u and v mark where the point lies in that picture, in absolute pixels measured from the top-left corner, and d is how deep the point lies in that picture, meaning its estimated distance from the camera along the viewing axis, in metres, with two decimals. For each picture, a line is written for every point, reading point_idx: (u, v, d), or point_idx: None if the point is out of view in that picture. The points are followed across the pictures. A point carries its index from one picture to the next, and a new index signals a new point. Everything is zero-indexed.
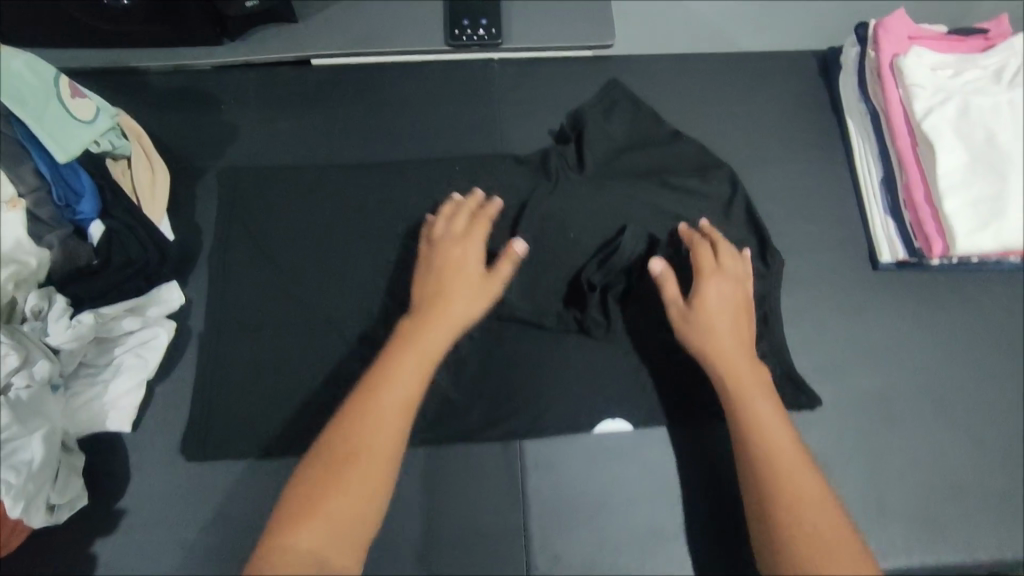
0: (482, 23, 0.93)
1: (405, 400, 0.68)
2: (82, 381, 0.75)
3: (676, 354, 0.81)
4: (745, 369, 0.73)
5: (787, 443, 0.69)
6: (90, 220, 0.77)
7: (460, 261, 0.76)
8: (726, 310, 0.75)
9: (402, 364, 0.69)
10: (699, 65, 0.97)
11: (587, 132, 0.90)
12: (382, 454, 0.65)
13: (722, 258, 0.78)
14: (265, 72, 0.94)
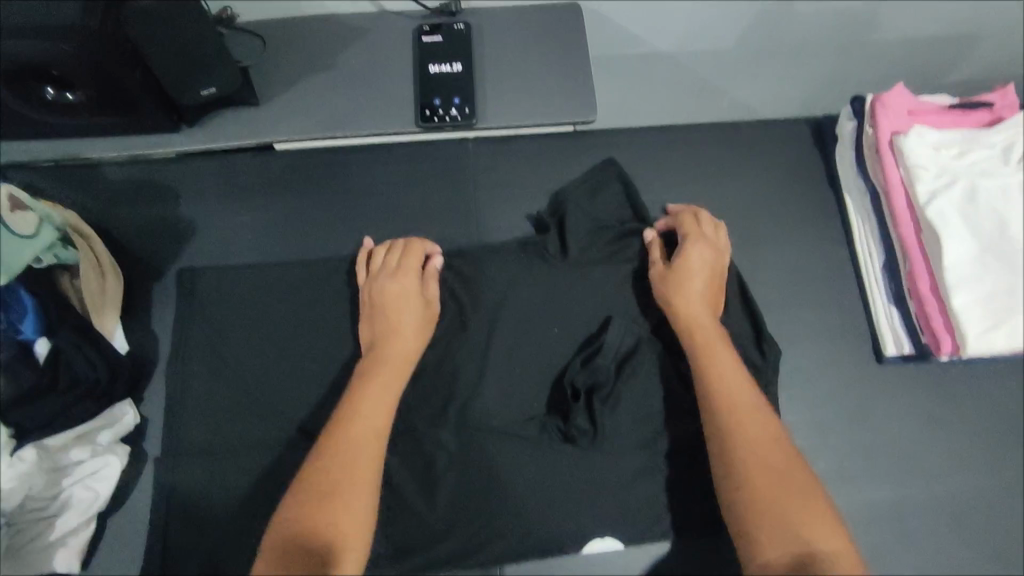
0: (455, 102, 0.87)
1: (378, 429, 0.69)
2: (26, 519, 0.69)
3: (665, 464, 0.76)
4: (709, 330, 0.75)
5: (745, 406, 0.69)
6: (34, 338, 0.71)
7: (401, 294, 0.78)
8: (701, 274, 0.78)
9: (370, 393, 0.71)
10: (686, 137, 0.92)
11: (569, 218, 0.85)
12: (365, 484, 0.65)
13: (689, 228, 0.81)
14: (226, 159, 0.89)
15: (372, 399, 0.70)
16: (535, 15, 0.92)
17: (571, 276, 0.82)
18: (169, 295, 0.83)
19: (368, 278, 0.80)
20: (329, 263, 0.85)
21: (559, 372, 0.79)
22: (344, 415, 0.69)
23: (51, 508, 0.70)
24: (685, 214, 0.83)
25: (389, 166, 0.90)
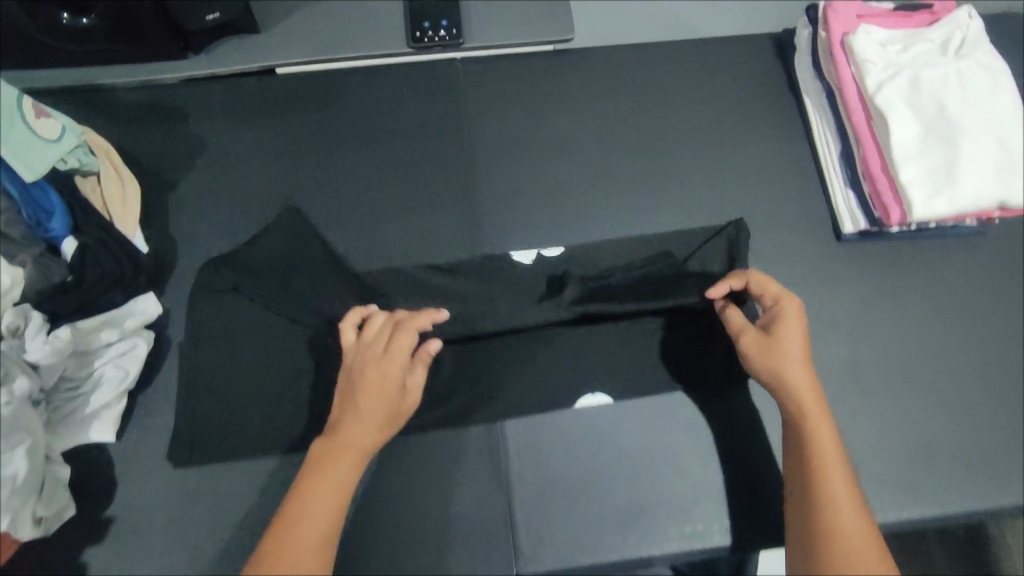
0: (443, 24, 0.95)
1: (325, 534, 0.64)
2: (64, 396, 0.75)
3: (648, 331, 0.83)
4: (811, 404, 0.69)
5: (835, 470, 0.66)
6: (62, 236, 0.77)
7: (377, 381, 0.70)
8: (801, 346, 0.72)
9: (321, 491, 0.65)
10: (660, 53, 0.99)
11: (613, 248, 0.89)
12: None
13: (771, 286, 0.76)
14: (231, 82, 0.95)
15: (326, 496, 0.65)
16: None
17: (556, 177, 0.92)
18: (183, 205, 0.89)
19: (355, 357, 0.73)
20: (332, 173, 0.92)
21: (561, 304, 0.82)
22: (292, 515, 0.64)
23: (86, 385, 0.76)
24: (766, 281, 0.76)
25: (384, 85, 0.96)
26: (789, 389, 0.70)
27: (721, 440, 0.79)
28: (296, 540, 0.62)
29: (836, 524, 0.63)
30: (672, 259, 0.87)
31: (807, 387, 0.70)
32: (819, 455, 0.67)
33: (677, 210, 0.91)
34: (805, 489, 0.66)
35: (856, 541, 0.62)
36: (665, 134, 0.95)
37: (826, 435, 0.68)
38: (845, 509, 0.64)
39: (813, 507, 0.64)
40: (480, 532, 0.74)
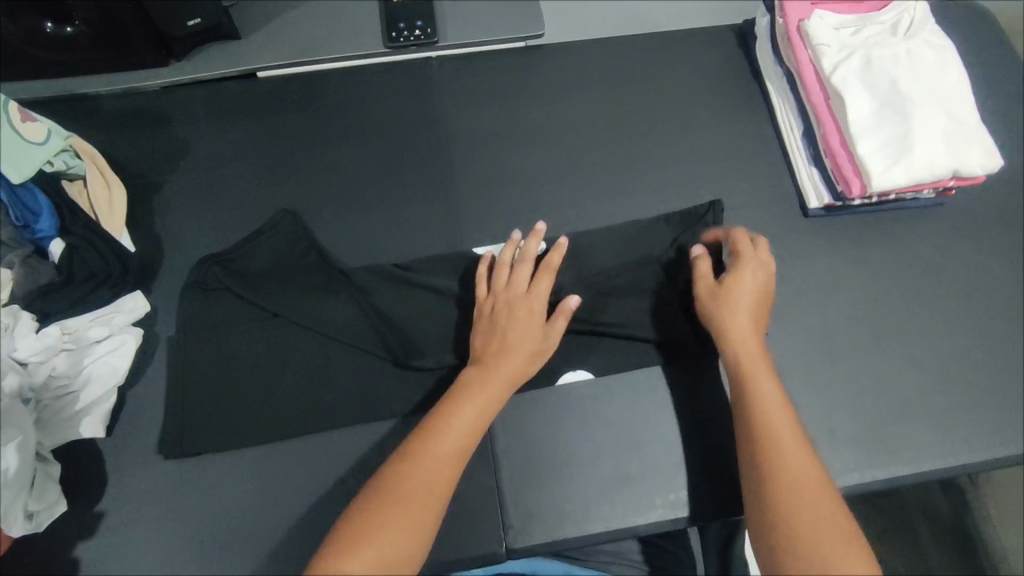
0: (418, 24, 1.00)
1: (459, 446, 0.68)
2: (53, 392, 0.75)
3: (627, 304, 0.85)
4: (756, 355, 0.73)
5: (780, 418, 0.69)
6: (49, 237, 0.79)
7: (526, 315, 0.76)
8: (750, 299, 0.77)
9: (468, 403, 0.70)
10: (628, 46, 1.03)
11: (602, 241, 0.89)
12: (436, 494, 0.65)
13: (744, 242, 0.81)
14: (213, 87, 0.98)
15: (471, 410, 0.70)
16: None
17: (534, 164, 0.95)
18: (169, 205, 0.91)
19: (503, 292, 0.78)
20: (313, 169, 0.94)
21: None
22: (438, 420, 0.69)
23: (75, 382, 0.77)
24: (739, 236, 0.81)
25: (363, 85, 0.99)
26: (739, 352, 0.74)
27: (702, 411, 0.82)
28: (437, 445, 0.67)
29: (786, 483, 0.65)
30: (646, 239, 0.90)
31: (753, 346, 0.74)
32: (768, 419, 0.69)
33: (652, 191, 0.93)
34: (756, 454, 0.67)
35: (809, 496, 0.64)
36: (637, 120, 0.98)
37: (774, 397, 0.70)
38: (795, 468, 0.66)
39: (763, 470, 0.66)
40: (469, 508, 0.76)
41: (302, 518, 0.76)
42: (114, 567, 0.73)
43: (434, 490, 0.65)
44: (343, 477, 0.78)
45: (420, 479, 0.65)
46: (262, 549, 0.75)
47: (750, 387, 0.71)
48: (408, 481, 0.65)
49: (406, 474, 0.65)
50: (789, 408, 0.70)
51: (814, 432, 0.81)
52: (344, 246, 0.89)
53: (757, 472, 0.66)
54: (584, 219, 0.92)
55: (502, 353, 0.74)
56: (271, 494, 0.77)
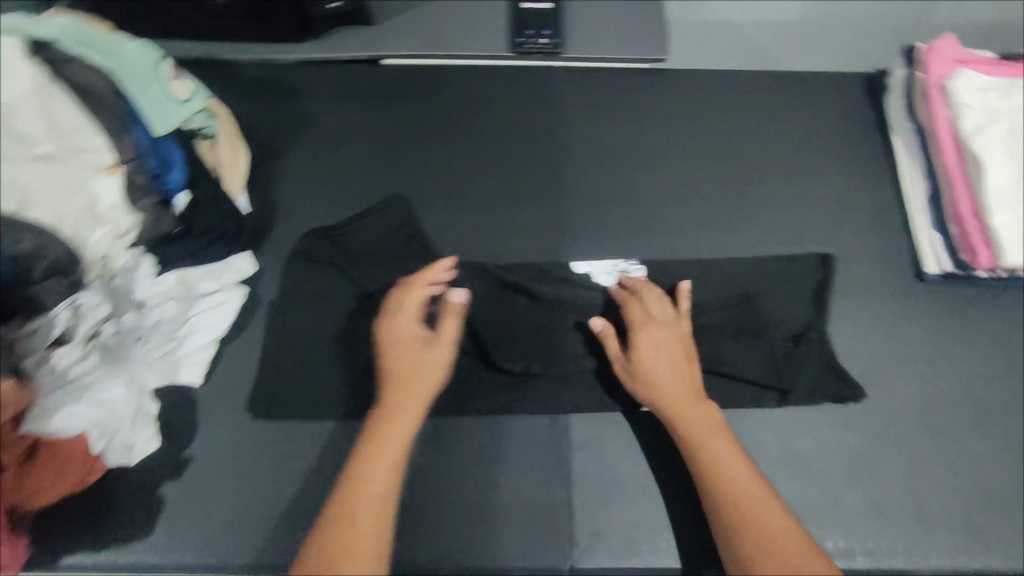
0: (545, 33, 1.01)
1: (381, 491, 0.66)
2: (160, 337, 0.80)
3: (725, 340, 0.83)
4: (695, 418, 0.72)
5: (736, 472, 0.69)
6: (177, 189, 0.82)
7: (399, 335, 0.75)
8: (668, 364, 0.75)
9: (379, 454, 0.68)
10: (752, 81, 1.02)
11: (703, 273, 0.88)
12: (370, 542, 0.62)
13: (624, 297, 0.82)
14: (341, 67, 1.01)
15: (384, 454, 0.68)
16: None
17: (641, 185, 0.94)
18: (287, 175, 0.95)
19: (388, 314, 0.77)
20: (426, 159, 0.96)
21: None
22: (353, 473, 0.67)
23: (181, 330, 0.81)
24: (624, 295, 0.82)
25: (485, 85, 1.01)
26: (688, 427, 0.72)
27: (786, 462, 0.79)
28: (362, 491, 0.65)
29: (758, 535, 0.65)
30: (747, 278, 0.88)
31: (693, 418, 0.72)
32: (725, 481, 0.69)
33: (760, 231, 0.91)
34: (725, 526, 0.67)
35: (790, 554, 0.63)
36: (751, 157, 0.96)
37: (729, 459, 0.70)
38: (766, 527, 0.65)
39: (737, 537, 0.66)
40: (537, 517, 0.76)
41: None
42: (192, 513, 0.76)
43: (365, 545, 0.62)
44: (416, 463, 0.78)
45: (353, 538, 0.62)
46: None
47: (705, 461, 0.70)
48: (336, 545, 0.62)
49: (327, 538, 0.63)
50: (745, 466, 0.70)
51: (900, 505, 0.78)
52: (448, 240, 0.90)
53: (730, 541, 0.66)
54: (686, 247, 0.90)
55: (403, 381, 0.73)
56: (348, 470, 0.78)
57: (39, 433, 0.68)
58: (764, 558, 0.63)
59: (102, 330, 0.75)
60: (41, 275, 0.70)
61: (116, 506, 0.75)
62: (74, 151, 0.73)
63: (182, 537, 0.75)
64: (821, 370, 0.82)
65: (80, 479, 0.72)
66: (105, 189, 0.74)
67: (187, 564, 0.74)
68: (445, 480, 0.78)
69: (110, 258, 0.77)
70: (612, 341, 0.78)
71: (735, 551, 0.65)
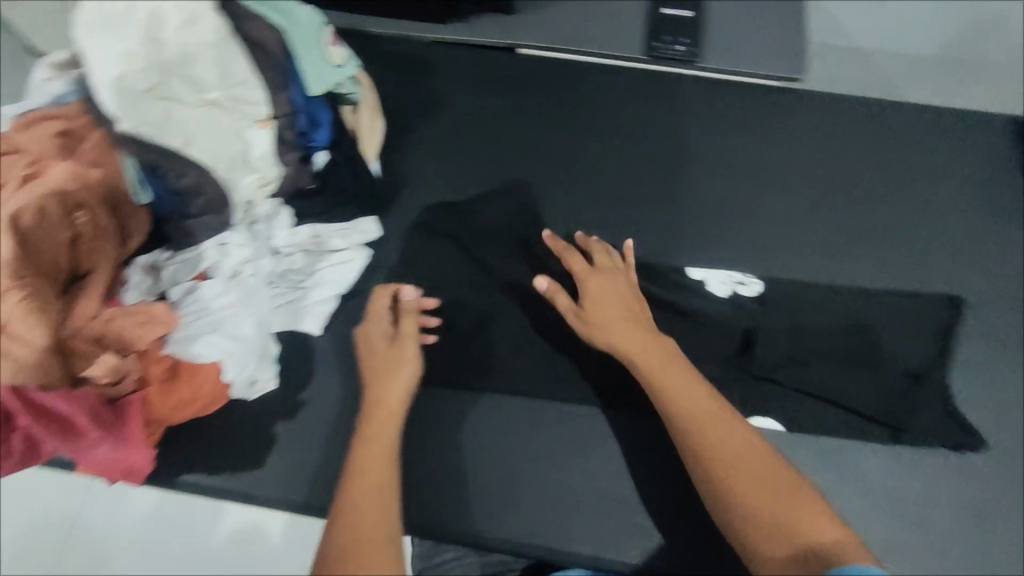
0: (683, 41, 1.01)
1: (380, 476, 0.68)
2: (288, 284, 0.84)
3: (846, 373, 0.82)
4: (648, 351, 0.73)
5: (700, 405, 0.68)
6: (320, 148, 0.87)
7: (366, 340, 0.80)
8: (616, 304, 0.78)
9: (368, 452, 0.70)
10: (887, 110, 0.99)
11: (825, 298, 0.87)
12: (381, 527, 0.63)
13: (557, 245, 0.86)
14: (476, 52, 1.04)
15: (376, 453, 0.70)
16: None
17: (761, 201, 0.93)
18: (415, 148, 0.98)
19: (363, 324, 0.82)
20: (550, 149, 0.98)
21: (748, 371, 0.82)
22: (349, 472, 0.68)
23: (308, 281, 0.85)
24: (561, 245, 0.86)
25: (613, 85, 1.02)
26: (648, 365, 0.73)
27: (885, 500, 0.79)
28: (363, 482, 0.66)
29: (731, 466, 0.63)
30: (866, 307, 0.86)
31: (644, 349, 0.74)
32: (688, 414, 0.68)
33: (879, 264, 0.90)
34: (698, 465, 0.65)
35: (765, 483, 0.61)
36: (878, 187, 0.94)
37: (688, 387, 0.70)
38: (734, 449, 0.64)
39: (710, 471, 0.64)
40: (629, 513, 0.80)
41: (478, 471, 0.82)
42: (302, 454, 0.80)
43: (376, 526, 0.63)
44: (518, 446, 0.83)
45: (362, 528, 0.62)
46: (433, 483, 0.81)
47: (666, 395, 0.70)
48: (347, 538, 0.61)
49: (338, 525, 0.63)
50: (709, 397, 0.69)
51: (994, 557, 0.77)
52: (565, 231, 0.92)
53: (706, 478, 0.64)
54: (803, 270, 0.89)
55: (383, 380, 0.76)
56: (452, 436, 0.83)
57: (180, 357, 0.73)
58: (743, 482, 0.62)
59: (241, 271, 0.79)
60: (197, 209, 0.78)
61: (233, 436, 0.80)
62: (235, 101, 0.76)
63: (294, 477, 0.79)
64: (935, 413, 0.81)
65: (205, 405, 0.76)
66: (259, 140, 0.80)
67: (296, 502, 0.78)
68: (546, 466, 0.82)
69: (253, 203, 0.83)
70: (560, 295, 0.80)
71: (716, 484, 0.63)
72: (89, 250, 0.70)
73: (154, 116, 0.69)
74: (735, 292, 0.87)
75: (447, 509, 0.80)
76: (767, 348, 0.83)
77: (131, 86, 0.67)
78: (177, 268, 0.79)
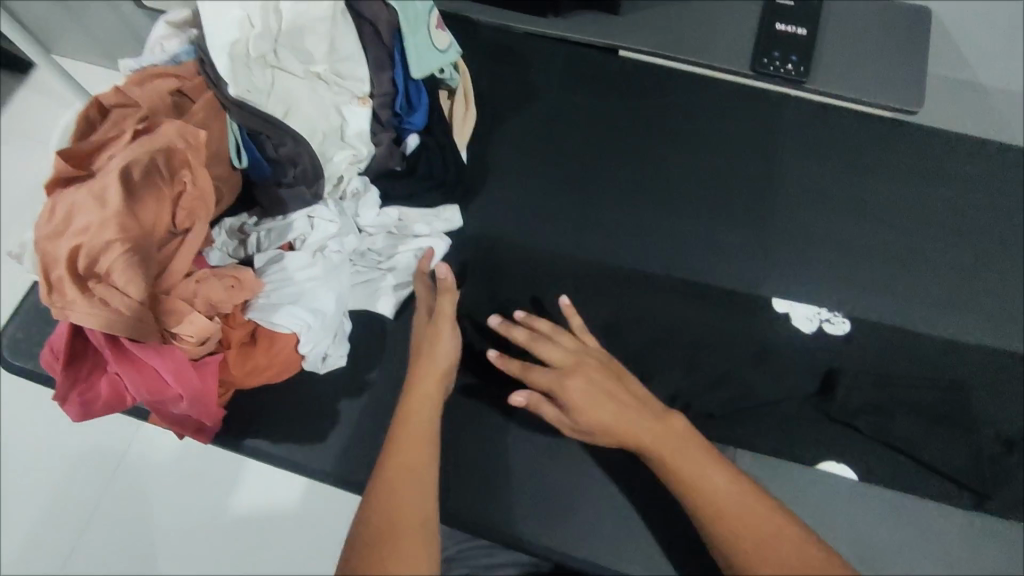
0: (792, 59, 0.96)
1: (417, 456, 0.66)
2: (367, 264, 0.85)
3: (930, 430, 0.77)
4: (643, 428, 0.68)
5: (710, 474, 0.64)
6: (412, 130, 0.87)
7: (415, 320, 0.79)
8: (585, 382, 0.71)
9: (409, 425, 0.68)
10: (1004, 156, 0.93)
11: (916, 348, 0.82)
12: (416, 509, 0.62)
13: (509, 328, 0.77)
14: (575, 50, 1.02)
15: (413, 433, 0.67)
16: (876, 11, 1.00)
17: (856, 237, 0.89)
18: (504, 141, 0.97)
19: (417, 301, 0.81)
20: (642, 158, 0.95)
21: (825, 412, 0.79)
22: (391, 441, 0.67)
23: (388, 263, 0.85)
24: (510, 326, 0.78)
25: (712, 100, 0.98)
26: (659, 449, 0.67)
27: (965, 570, 0.74)
28: (404, 456, 0.65)
29: (749, 537, 0.60)
30: (960, 363, 0.82)
31: (637, 429, 0.68)
32: (698, 485, 0.64)
33: (978, 319, 0.84)
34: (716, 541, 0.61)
35: (784, 554, 0.58)
36: (985, 237, 0.89)
37: (695, 459, 0.65)
38: (761, 535, 0.60)
39: (729, 546, 0.60)
40: (684, 542, 0.77)
41: (534, 476, 0.80)
42: (363, 434, 0.80)
43: (412, 507, 0.62)
44: (578, 457, 0.80)
45: (396, 505, 0.62)
46: (487, 480, 0.80)
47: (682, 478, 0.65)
48: (381, 514, 0.61)
49: (374, 506, 0.62)
50: (719, 466, 0.65)
51: None
52: (649, 244, 0.90)
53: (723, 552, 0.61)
54: (895, 314, 0.85)
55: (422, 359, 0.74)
56: (511, 435, 0.82)
57: (261, 323, 0.74)
58: (773, 574, 0.57)
59: (327, 246, 0.80)
60: (291, 179, 0.80)
61: (299, 407, 0.81)
62: (337, 77, 0.79)
63: (353, 456, 0.79)
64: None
65: (276, 373, 0.77)
66: (357, 118, 0.83)
67: (352, 483, 0.78)
68: (605, 482, 0.80)
69: (343, 179, 0.85)
70: (547, 404, 0.73)
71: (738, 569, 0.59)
72: (188, 213, 0.69)
73: (260, 83, 0.72)
74: (821, 330, 0.83)
75: (499, 510, 0.79)
76: (853, 394, 0.79)
77: (246, 52, 0.69)
78: (262, 236, 0.80)
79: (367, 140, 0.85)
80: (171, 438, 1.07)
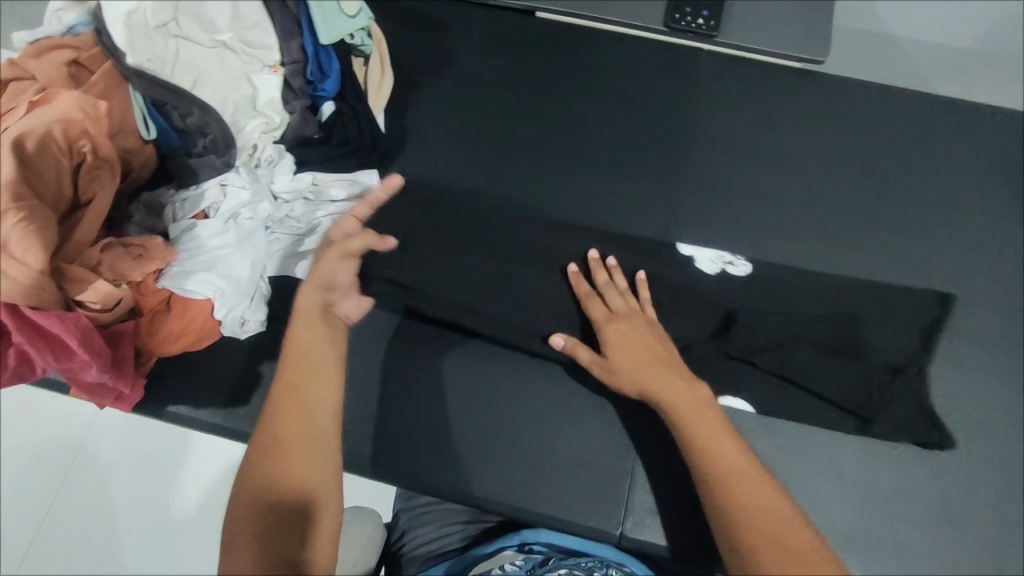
0: (703, 14, 0.97)
1: (309, 394, 0.67)
2: (285, 230, 0.86)
3: (823, 361, 0.81)
4: (672, 387, 0.73)
5: (721, 443, 0.68)
6: (326, 98, 0.88)
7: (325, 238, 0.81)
8: (643, 335, 0.78)
9: (295, 351, 0.70)
10: (910, 100, 0.96)
11: (815, 287, 0.86)
12: (317, 433, 0.65)
13: (595, 272, 0.85)
14: (493, 11, 1.02)
15: (300, 381, 0.68)
16: None
17: (765, 183, 0.92)
18: (421, 104, 0.97)
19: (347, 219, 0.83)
20: (558, 116, 0.97)
21: (725, 351, 0.82)
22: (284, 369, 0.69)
23: (304, 228, 0.86)
24: (595, 267, 0.85)
25: (629, 56, 1.00)
26: (678, 416, 0.71)
27: (854, 489, 0.78)
28: (295, 383, 0.67)
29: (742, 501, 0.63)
30: (856, 299, 0.85)
31: (666, 387, 0.73)
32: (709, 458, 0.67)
33: (879, 257, 0.88)
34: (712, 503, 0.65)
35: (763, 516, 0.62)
36: (890, 179, 0.92)
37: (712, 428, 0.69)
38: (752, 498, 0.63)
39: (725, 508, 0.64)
40: (600, 482, 0.79)
41: (450, 426, 0.82)
42: None
43: (317, 446, 0.65)
44: (495, 406, 0.82)
45: (292, 431, 0.65)
46: (407, 433, 0.82)
47: (688, 436, 0.69)
48: (278, 442, 0.64)
49: (271, 439, 0.64)
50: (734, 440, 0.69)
51: (954, 555, 0.76)
52: (565, 200, 0.92)
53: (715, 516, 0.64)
54: (800, 257, 0.88)
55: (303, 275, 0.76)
56: (431, 388, 0.83)
57: (174, 290, 0.75)
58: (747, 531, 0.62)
59: (240, 213, 0.80)
60: (202, 149, 0.80)
61: (222, 372, 0.82)
62: (245, 46, 0.83)
63: None
64: (911, 409, 0.80)
65: (195, 340, 0.79)
66: (267, 85, 0.85)
67: None
68: (522, 428, 0.81)
69: (257, 147, 0.85)
70: (581, 347, 0.80)
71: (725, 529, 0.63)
72: (90, 180, 0.70)
73: (163, 53, 0.76)
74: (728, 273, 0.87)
75: (419, 460, 0.81)
76: (752, 331, 0.83)
77: (144, 21, 0.74)
78: (177, 206, 0.80)
79: (280, 108, 0.86)
80: (115, 415, 1.07)
